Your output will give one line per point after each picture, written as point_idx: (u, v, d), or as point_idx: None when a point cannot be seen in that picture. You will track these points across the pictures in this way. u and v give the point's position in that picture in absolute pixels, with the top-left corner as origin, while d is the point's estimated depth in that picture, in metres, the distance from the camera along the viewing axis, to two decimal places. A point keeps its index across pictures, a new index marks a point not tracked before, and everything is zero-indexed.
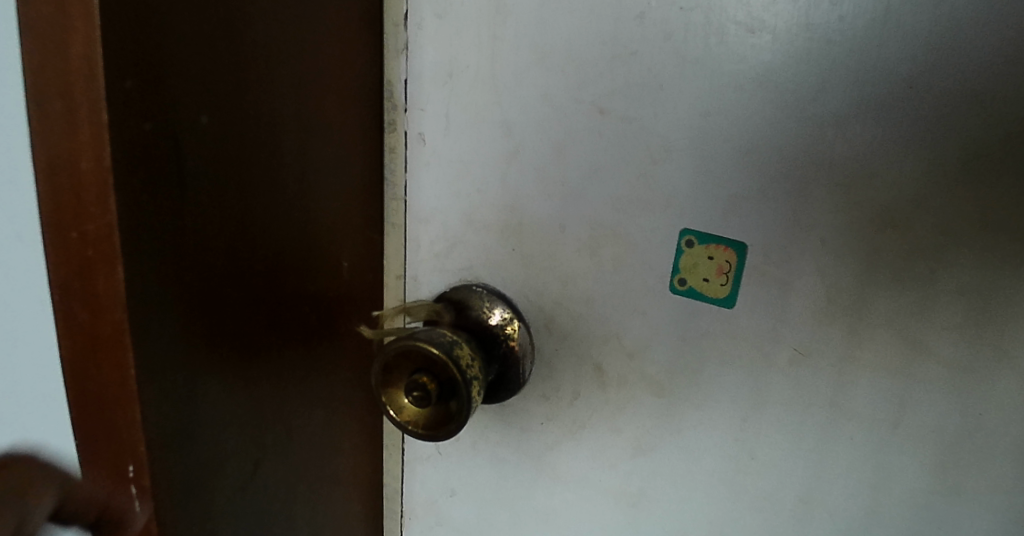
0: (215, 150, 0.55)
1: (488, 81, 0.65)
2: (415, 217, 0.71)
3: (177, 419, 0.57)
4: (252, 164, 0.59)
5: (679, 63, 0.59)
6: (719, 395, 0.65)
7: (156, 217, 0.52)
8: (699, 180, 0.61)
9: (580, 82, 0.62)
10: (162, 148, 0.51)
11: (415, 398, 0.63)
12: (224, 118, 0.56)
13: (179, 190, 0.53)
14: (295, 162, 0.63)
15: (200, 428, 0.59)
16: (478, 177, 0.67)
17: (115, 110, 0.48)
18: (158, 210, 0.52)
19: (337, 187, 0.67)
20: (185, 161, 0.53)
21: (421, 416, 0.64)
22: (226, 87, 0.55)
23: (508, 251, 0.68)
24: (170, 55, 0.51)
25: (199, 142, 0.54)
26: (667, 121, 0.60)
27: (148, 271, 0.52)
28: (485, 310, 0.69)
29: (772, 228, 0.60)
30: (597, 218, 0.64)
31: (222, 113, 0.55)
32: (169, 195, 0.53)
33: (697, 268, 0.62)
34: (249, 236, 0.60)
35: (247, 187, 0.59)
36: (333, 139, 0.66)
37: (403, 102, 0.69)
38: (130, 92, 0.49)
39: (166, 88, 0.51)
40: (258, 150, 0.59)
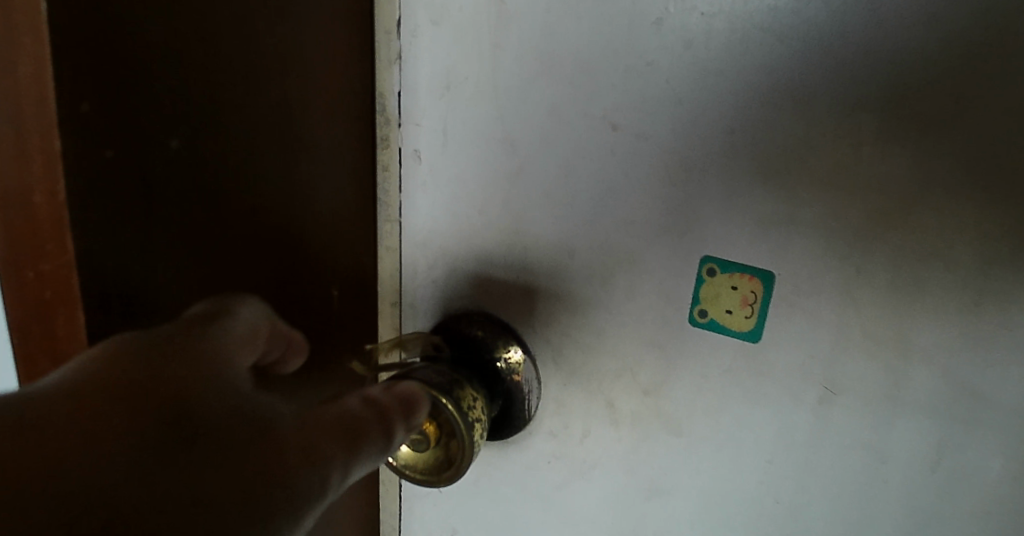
0: (189, 177, 0.50)
1: (489, 93, 0.59)
2: (411, 240, 0.66)
3: (277, 350, 0.54)
4: (231, 190, 0.54)
5: (700, 74, 0.53)
6: (743, 436, 0.59)
7: (123, 256, 0.47)
8: (723, 204, 0.55)
9: (590, 95, 0.57)
10: (129, 180, 0.46)
11: (412, 441, 0.58)
12: (199, 143, 0.50)
13: (149, 223, 0.48)
14: (279, 186, 0.57)
15: (285, 362, 0.55)
16: (479, 197, 0.62)
17: (69, 141, 0.42)
18: (126, 249, 0.47)
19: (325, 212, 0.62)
20: (155, 192, 0.48)
21: (419, 461, 0.59)
22: (200, 109, 0.50)
23: (512, 276, 0.63)
24: (133, 77, 0.45)
25: (170, 171, 0.49)
26: (686, 138, 0.55)
27: (116, 314, 0.48)
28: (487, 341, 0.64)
29: (802, 255, 0.54)
30: (610, 244, 0.59)
31: (196, 137, 0.50)
32: (138, 231, 0.48)
33: (719, 298, 0.56)
34: (228, 265, 0.55)
35: (225, 215, 0.54)
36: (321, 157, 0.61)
37: (396, 116, 0.63)
38: (86, 118, 0.43)
39: (131, 113, 0.46)
40: (238, 174, 0.54)
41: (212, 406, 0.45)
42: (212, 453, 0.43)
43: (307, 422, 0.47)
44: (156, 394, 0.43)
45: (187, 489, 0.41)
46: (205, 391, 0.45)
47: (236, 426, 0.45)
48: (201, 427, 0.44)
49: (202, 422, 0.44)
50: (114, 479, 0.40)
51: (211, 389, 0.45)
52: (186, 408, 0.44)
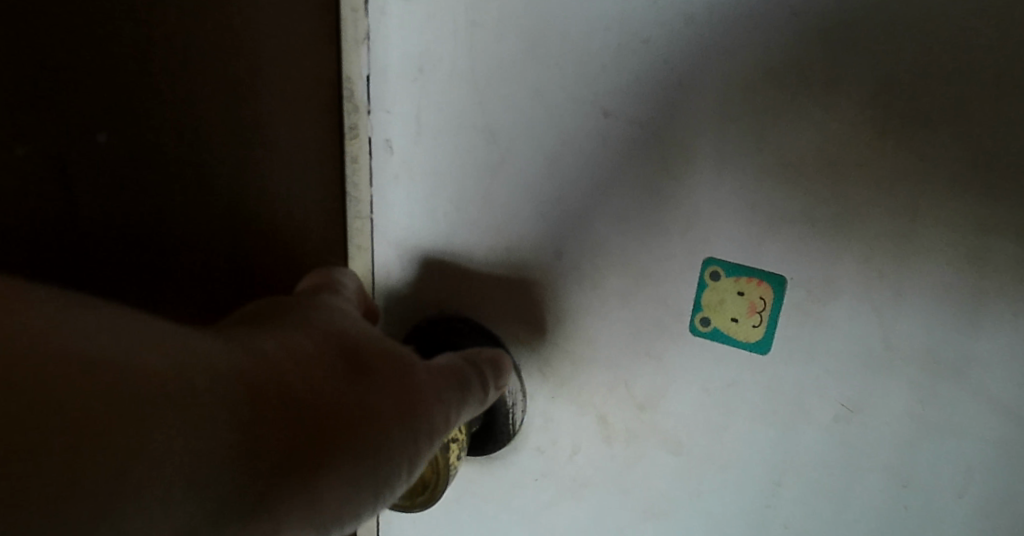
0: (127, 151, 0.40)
1: (466, 75, 0.53)
2: (384, 239, 0.60)
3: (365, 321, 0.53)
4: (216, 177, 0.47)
5: (701, 53, 0.48)
6: (748, 455, 0.53)
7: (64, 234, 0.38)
8: (727, 201, 0.49)
9: (578, 78, 0.51)
10: (73, 157, 0.37)
11: None
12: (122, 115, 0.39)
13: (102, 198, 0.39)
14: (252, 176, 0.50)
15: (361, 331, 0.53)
16: (458, 192, 0.56)
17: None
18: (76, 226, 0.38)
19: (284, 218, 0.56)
20: (72, 168, 0.37)
21: None
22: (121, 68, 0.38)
23: (494, 279, 0.57)
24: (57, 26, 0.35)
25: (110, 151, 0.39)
26: (686, 125, 0.49)
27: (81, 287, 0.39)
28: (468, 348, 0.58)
29: (817, 257, 0.48)
30: (602, 244, 0.53)
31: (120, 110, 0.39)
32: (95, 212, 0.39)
33: (723, 305, 0.50)
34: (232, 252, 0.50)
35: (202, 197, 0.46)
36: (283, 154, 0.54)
37: (365, 103, 0.57)
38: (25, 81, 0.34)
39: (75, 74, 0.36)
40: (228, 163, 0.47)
41: (355, 344, 0.39)
42: (373, 383, 0.37)
43: (435, 366, 0.45)
44: (336, 333, 0.39)
45: (358, 411, 0.35)
46: (365, 328, 0.42)
47: (369, 361, 0.38)
48: (362, 367, 0.38)
49: (342, 360, 0.37)
50: (342, 397, 0.35)
51: (370, 327, 0.42)
52: (343, 347, 0.38)
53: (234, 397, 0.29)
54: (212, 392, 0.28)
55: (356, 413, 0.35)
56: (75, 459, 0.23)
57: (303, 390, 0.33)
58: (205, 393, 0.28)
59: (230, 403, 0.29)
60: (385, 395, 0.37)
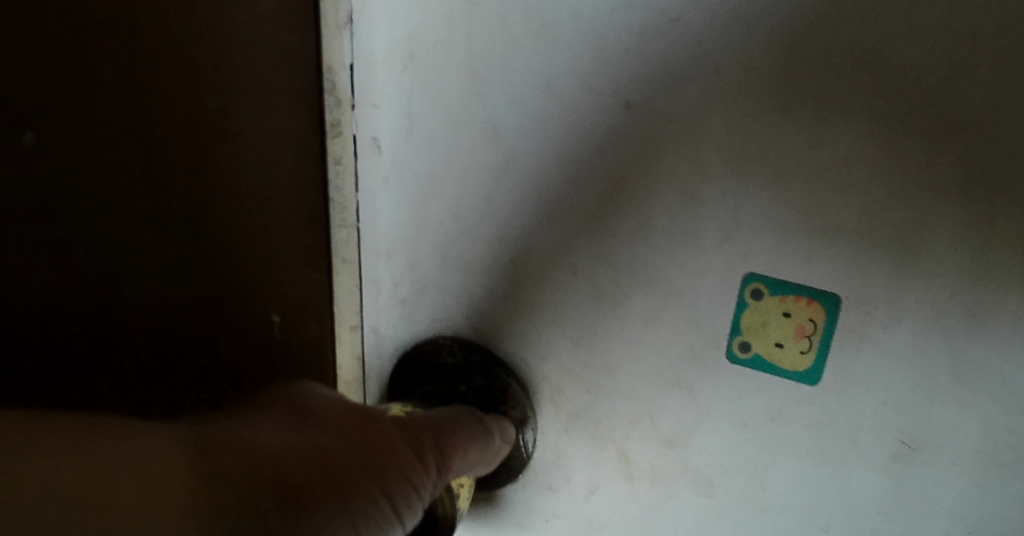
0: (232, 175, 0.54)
1: (464, 62, 0.46)
2: (371, 251, 0.52)
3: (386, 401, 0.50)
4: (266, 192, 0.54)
5: (740, 34, 0.40)
6: (793, 498, 0.46)
7: None
8: (769, 208, 0.42)
9: (592, 66, 0.43)
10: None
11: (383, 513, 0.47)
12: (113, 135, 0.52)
13: None
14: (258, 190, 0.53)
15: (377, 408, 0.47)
16: (454, 197, 0.49)
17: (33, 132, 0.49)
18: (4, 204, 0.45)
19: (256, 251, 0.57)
20: None
21: None
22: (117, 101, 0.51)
23: (498, 296, 0.50)
24: None
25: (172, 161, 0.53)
26: (722, 119, 0.42)
27: None
28: (458, 366, 0.51)
29: (876, 272, 0.41)
30: (622, 258, 0.45)
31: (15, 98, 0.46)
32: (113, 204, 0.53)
33: (766, 328, 0.43)
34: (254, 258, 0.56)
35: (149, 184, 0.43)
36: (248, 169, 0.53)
37: (350, 96, 0.49)
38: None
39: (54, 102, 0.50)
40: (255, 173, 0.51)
41: (367, 449, 0.37)
42: (350, 443, 0.37)
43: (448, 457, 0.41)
44: (304, 408, 0.38)
45: (323, 470, 0.35)
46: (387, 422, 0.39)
47: (377, 465, 0.36)
48: (344, 437, 0.37)
49: (345, 463, 0.36)
50: (304, 455, 0.35)
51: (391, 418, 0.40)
52: (311, 423, 0.37)
53: (177, 464, 0.32)
54: (152, 463, 0.32)
55: (328, 515, 0.34)
56: (22, 520, 0.28)
57: (261, 451, 0.35)
58: (153, 471, 0.32)
59: (171, 466, 0.32)
60: (367, 508, 0.35)
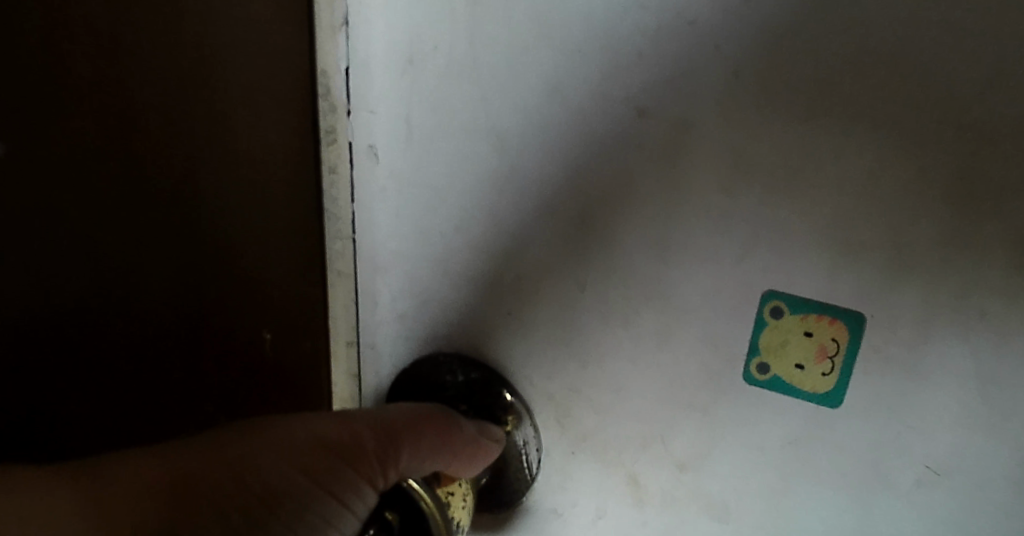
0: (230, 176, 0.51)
1: (466, 66, 0.44)
2: (368, 264, 0.50)
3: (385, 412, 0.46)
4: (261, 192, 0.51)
5: (759, 37, 0.38)
6: (812, 525, 0.44)
7: None
8: (791, 222, 0.40)
9: (603, 70, 0.41)
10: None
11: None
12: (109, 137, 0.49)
13: None
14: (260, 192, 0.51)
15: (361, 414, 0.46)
16: (455, 208, 0.47)
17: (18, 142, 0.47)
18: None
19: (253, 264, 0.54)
20: None
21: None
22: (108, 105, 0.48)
23: (501, 313, 0.47)
24: None
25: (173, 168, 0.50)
26: (740, 129, 0.39)
27: None
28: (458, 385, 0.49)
29: (903, 290, 0.39)
30: (634, 274, 0.43)
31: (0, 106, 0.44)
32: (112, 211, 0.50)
33: (786, 348, 0.41)
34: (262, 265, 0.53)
35: None
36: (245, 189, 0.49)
37: (346, 102, 0.47)
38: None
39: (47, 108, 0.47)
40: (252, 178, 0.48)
41: (343, 457, 0.42)
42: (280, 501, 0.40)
43: (395, 452, 0.43)
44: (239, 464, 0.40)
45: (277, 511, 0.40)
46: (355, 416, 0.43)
47: (347, 475, 0.42)
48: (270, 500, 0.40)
49: (315, 475, 0.41)
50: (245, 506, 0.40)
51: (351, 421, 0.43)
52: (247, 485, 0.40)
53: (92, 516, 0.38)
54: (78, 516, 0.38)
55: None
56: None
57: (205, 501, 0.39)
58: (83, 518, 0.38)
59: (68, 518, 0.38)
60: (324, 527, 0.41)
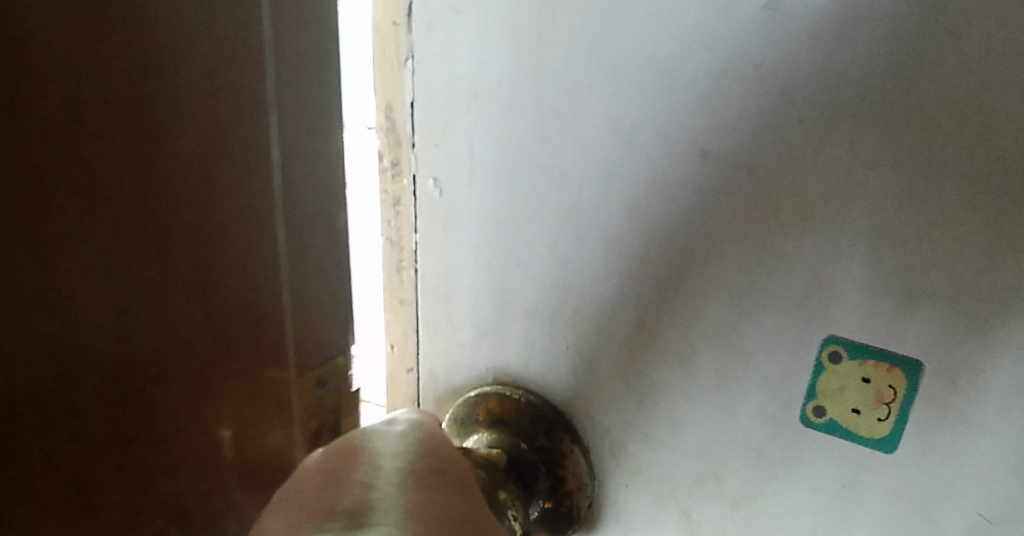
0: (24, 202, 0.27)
1: (532, 105, 0.45)
2: (429, 292, 0.52)
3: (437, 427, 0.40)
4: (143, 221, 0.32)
5: (824, 80, 0.39)
6: None
7: None
8: (852, 266, 0.40)
9: (668, 112, 0.42)
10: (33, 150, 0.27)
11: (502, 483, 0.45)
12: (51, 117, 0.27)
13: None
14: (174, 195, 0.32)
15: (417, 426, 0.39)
16: (515, 241, 0.48)
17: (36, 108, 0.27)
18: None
19: (194, 361, 0.35)
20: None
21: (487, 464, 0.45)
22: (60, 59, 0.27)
23: (561, 347, 0.48)
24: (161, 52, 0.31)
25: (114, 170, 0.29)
26: (803, 173, 0.40)
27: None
28: (525, 422, 0.49)
29: (967, 341, 0.38)
30: (694, 312, 0.44)
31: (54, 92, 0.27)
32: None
33: (844, 394, 0.41)
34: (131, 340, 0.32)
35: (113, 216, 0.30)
36: (275, 260, 0.39)
37: (408, 134, 0.49)
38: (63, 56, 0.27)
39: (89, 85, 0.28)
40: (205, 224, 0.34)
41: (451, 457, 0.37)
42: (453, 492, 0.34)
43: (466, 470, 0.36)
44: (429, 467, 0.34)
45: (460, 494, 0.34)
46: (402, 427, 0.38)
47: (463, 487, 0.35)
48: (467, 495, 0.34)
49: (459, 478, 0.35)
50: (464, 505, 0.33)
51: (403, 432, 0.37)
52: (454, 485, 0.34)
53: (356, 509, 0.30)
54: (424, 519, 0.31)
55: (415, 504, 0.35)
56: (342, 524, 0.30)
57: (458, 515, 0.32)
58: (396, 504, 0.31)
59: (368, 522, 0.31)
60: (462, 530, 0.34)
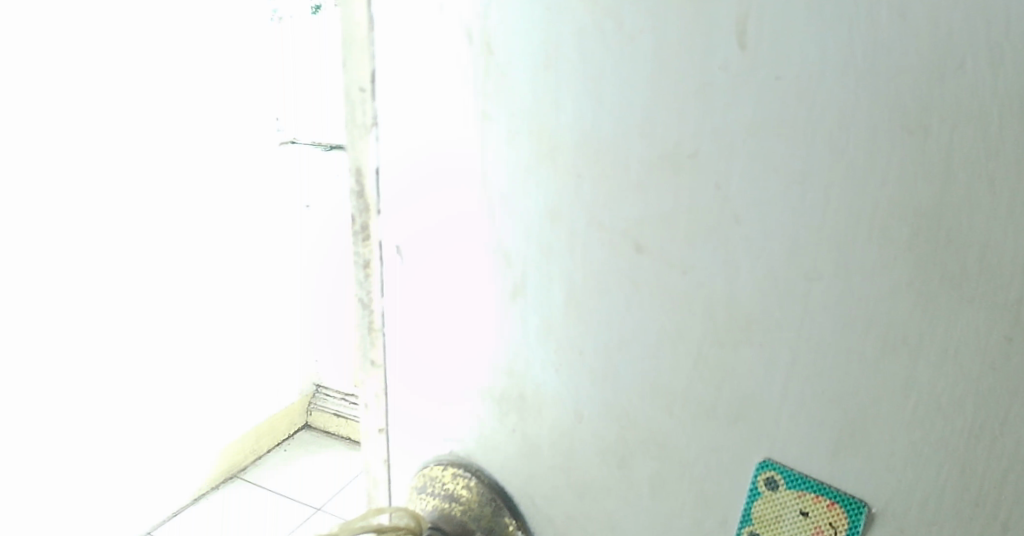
0: None
1: (480, 184, 0.43)
2: (397, 358, 0.51)
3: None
4: None
5: (762, 178, 0.34)
6: None
7: None
8: (789, 388, 0.35)
9: (605, 202, 0.39)
10: None
11: None
12: None
13: None
14: None
15: None
16: (467, 319, 0.46)
17: None
18: None
19: None
20: None
21: None
22: None
23: (510, 431, 0.46)
24: None
25: None
26: (739, 279, 0.35)
27: None
28: (472, 501, 0.48)
29: (914, 488, 0.33)
30: (630, 415, 0.41)
31: None
32: None
33: (781, 524, 0.37)
34: None
35: None
36: None
37: (375, 201, 0.49)
38: None
39: None
40: None
41: None
42: None
43: None
44: None
45: None
46: None
47: None
48: None
49: None
50: None
51: None
52: None
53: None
54: None
55: None
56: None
57: None
58: None
59: None
60: None
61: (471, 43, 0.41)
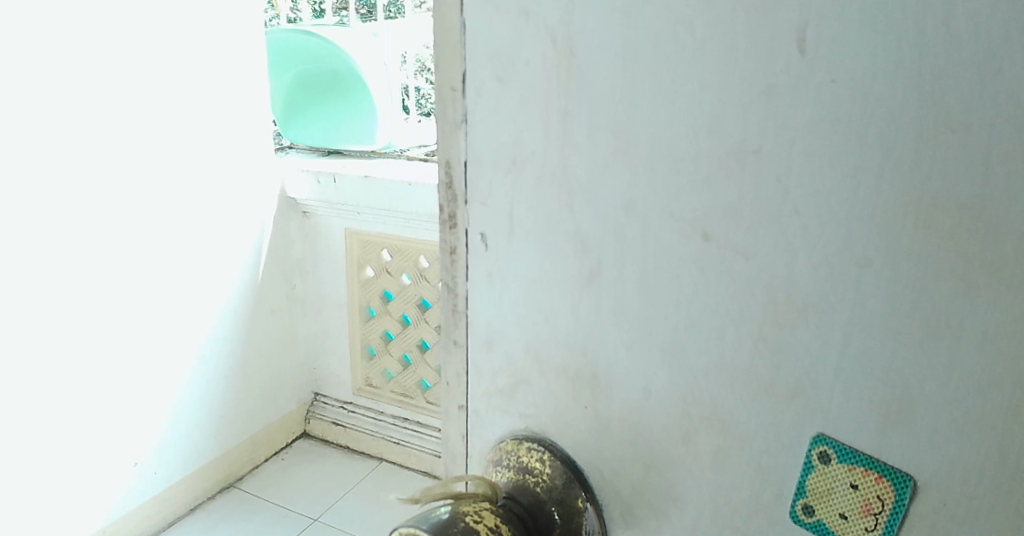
0: None
1: (559, 176, 0.47)
2: (477, 337, 0.56)
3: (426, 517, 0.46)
4: None
5: (818, 171, 0.37)
6: None
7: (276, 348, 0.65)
8: (841, 367, 0.38)
9: (673, 193, 0.42)
10: None
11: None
12: None
13: None
14: None
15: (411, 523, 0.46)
16: (544, 301, 0.51)
17: None
18: None
19: None
20: None
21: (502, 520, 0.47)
22: None
23: (580, 406, 0.50)
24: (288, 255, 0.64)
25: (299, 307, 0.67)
26: (796, 265, 0.38)
27: None
28: (543, 475, 0.52)
29: (958, 463, 0.35)
30: (692, 392, 0.44)
31: None
32: None
33: (832, 496, 0.39)
34: None
35: None
36: None
37: (462, 192, 0.54)
38: None
39: None
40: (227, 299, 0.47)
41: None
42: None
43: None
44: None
45: None
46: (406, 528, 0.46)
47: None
48: None
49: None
50: None
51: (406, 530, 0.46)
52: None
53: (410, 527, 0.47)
54: None
55: None
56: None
57: None
58: None
59: None
60: None
61: (554, 48, 0.46)
